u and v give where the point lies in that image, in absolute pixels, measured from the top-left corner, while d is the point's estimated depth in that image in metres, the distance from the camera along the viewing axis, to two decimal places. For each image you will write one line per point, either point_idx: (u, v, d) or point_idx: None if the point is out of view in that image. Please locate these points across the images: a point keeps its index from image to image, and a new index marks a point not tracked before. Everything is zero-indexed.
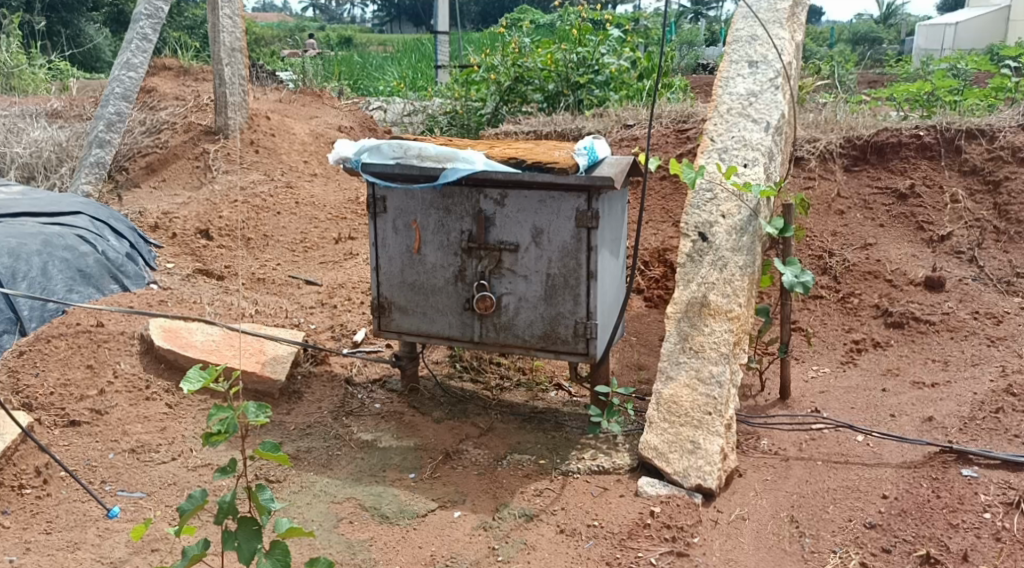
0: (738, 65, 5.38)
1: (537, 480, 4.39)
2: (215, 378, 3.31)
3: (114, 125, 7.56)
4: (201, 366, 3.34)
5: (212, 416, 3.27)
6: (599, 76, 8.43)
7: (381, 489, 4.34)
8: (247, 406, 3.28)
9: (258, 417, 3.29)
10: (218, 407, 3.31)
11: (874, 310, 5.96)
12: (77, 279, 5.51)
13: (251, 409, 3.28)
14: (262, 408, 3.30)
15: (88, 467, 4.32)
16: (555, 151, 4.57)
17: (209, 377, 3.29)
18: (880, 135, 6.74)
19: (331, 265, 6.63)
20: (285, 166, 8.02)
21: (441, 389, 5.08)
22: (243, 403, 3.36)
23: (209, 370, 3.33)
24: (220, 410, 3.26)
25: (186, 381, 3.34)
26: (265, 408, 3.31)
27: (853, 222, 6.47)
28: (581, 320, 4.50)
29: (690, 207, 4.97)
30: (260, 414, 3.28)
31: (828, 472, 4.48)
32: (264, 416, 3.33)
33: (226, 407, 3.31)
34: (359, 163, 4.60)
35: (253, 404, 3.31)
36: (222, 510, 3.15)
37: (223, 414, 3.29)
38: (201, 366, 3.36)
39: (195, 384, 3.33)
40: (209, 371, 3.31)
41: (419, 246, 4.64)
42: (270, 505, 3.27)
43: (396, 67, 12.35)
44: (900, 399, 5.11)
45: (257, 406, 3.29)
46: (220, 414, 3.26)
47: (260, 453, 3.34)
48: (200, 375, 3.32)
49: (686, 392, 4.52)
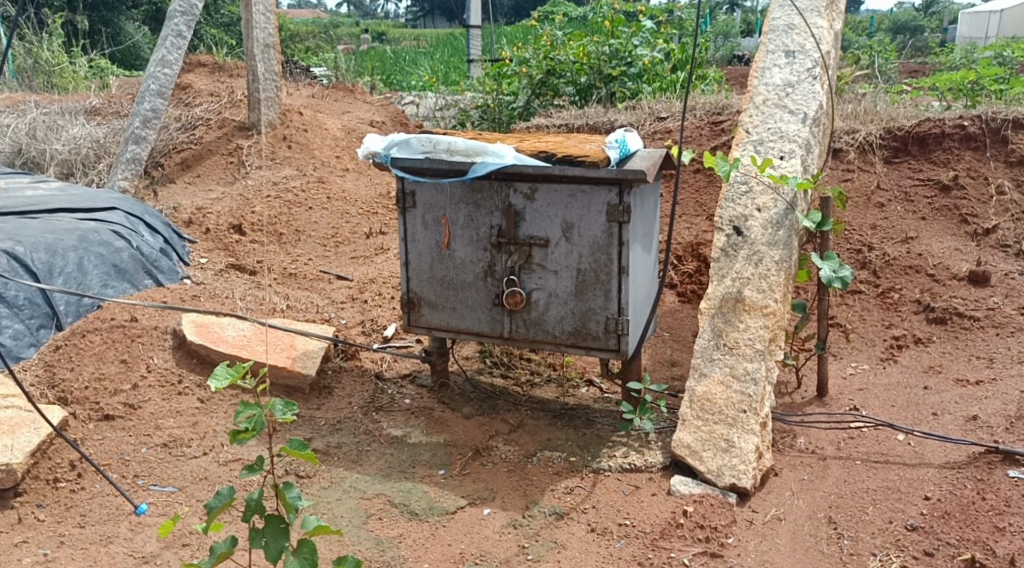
0: (774, 55, 5.27)
1: (568, 478, 4.33)
2: (243, 376, 3.27)
3: (150, 121, 7.58)
4: (229, 363, 3.31)
5: (239, 413, 3.23)
6: (632, 68, 8.34)
7: (410, 486, 4.29)
8: (275, 402, 3.24)
9: (286, 414, 3.24)
10: (245, 405, 3.26)
11: (915, 306, 5.84)
12: (112, 274, 5.52)
13: (278, 407, 3.23)
14: (290, 405, 3.26)
15: (121, 462, 4.31)
16: (586, 144, 4.49)
17: (236, 374, 3.25)
18: (922, 125, 6.58)
19: (362, 260, 6.62)
20: (317, 161, 8.01)
21: (471, 385, 5.03)
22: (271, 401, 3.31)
23: (237, 367, 3.29)
24: (248, 407, 3.22)
25: (214, 377, 3.30)
26: (293, 405, 3.26)
27: (894, 215, 6.33)
28: (612, 316, 4.42)
29: (724, 200, 4.87)
30: (288, 411, 3.24)
31: (867, 472, 4.39)
32: (291, 414, 3.28)
33: (253, 405, 3.26)
34: (388, 158, 4.56)
35: (280, 401, 3.27)
36: (249, 507, 3.10)
37: (250, 411, 3.25)
38: (229, 363, 3.33)
39: (223, 381, 3.29)
40: (237, 368, 3.27)
41: (448, 241, 4.59)
42: (298, 503, 3.19)
43: (429, 61, 12.31)
44: (942, 397, 5.00)
45: (284, 403, 3.25)
46: (247, 411, 3.21)
47: (288, 450, 3.28)
48: (227, 372, 3.28)
49: (720, 390, 4.43)
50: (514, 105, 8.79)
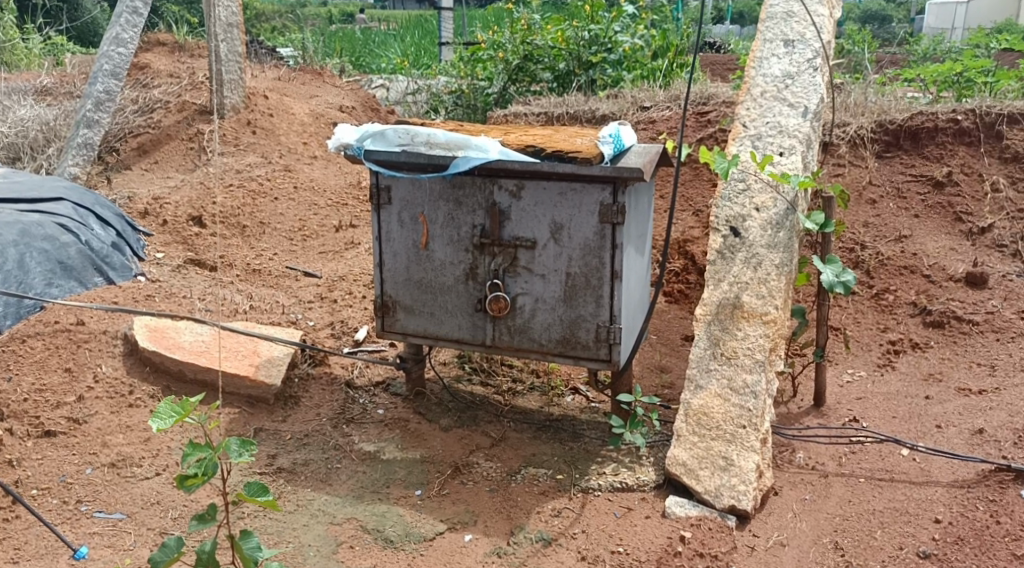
0: (772, 45, 4.98)
1: (555, 498, 4.02)
2: (190, 414, 3.01)
3: (103, 103, 7.15)
4: (173, 399, 3.02)
5: (188, 455, 2.95)
6: (612, 55, 7.98)
7: (384, 508, 3.97)
8: (229, 442, 3.01)
9: (241, 455, 3.02)
10: (193, 446, 2.98)
11: (911, 308, 5.58)
12: (58, 272, 5.15)
13: (233, 448, 3.01)
14: (246, 443, 3.04)
15: (62, 485, 3.94)
16: (576, 138, 4.17)
17: (183, 412, 2.97)
18: (915, 119, 6.30)
19: (332, 255, 6.26)
20: (283, 148, 7.62)
21: (449, 394, 4.71)
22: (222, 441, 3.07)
23: (181, 404, 3.02)
24: (198, 450, 2.94)
25: (154, 417, 3.00)
26: (249, 444, 3.04)
27: (886, 213, 6.05)
28: (603, 324, 4.11)
29: (721, 199, 4.58)
30: (244, 452, 3.02)
31: (872, 491, 4.13)
32: (246, 456, 3.05)
33: (202, 447, 2.98)
34: (361, 150, 4.20)
35: (234, 441, 3.04)
36: (200, 561, 2.87)
37: (199, 453, 2.98)
38: (170, 400, 3.04)
39: (166, 421, 2.99)
40: (184, 406, 2.99)
41: (427, 241, 4.26)
42: (256, 555, 2.99)
43: (399, 43, 11.87)
44: (945, 408, 4.75)
45: (240, 442, 3.03)
46: (197, 454, 2.94)
47: (245, 497, 3.00)
48: (172, 410, 2.99)
49: (718, 403, 4.14)
50: (489, 90, 8.56)
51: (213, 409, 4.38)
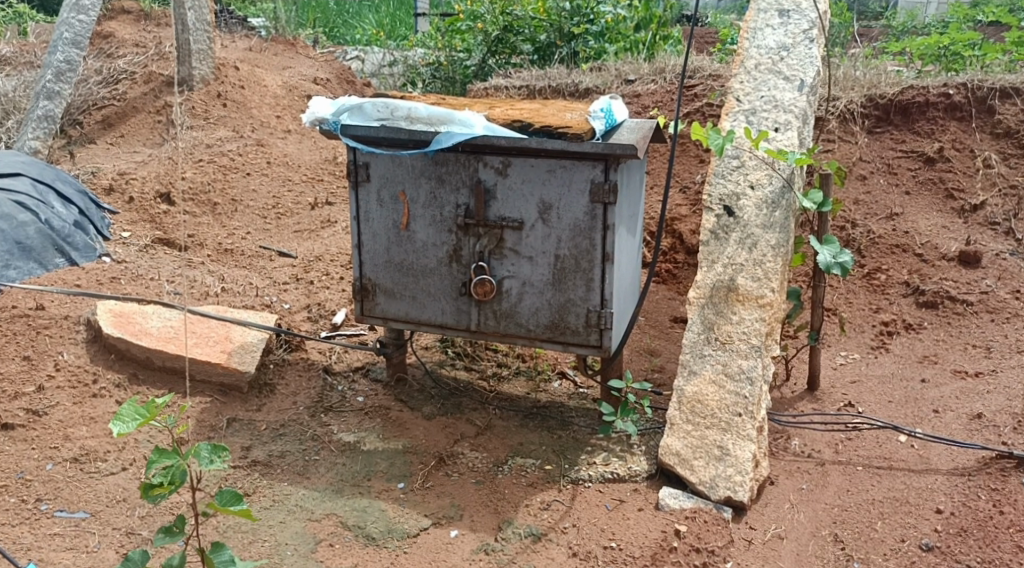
0: (766, 15, 4.79)
1: (544, 490, 3.86)
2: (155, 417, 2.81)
3: (64, 74, 6.87)
4: (137, 400, 2.81)
5: (153, 462, 2.75)
6: (594, 26, 7.73)
7: (366, 503, 3.80)
8: (199, 448, 2.83)
9: (212, 462, 2.84)
10: (159, 453, 2.78)
11: (904, 288, 5.33)
12: (16, 253, 4.97)
13: (203, 454, 2.82)
14: (218, 449, 2.85)
15: (21, 482, 3.75)
16: (566, 112, 3.98)
17: (149, 415, 2.77)
18: (905, 94, 5.99)
19: (307, 234, 6.03)
20: (255, 121, 7.36)
21: (432, 380, 4.55)
22: (193, 445, 2.86)
23: (146, 405, 2.81)
24: (164, 457, 2.75)
25: (117, 419, 2.78)
26: (222, 450, 2.85)
27: (877, 190, 5.78)
28: (593, 308, 3.94)
29: (714, 176, 4.39)
30: (216, 459, 2.83)
31: (870, 480, 3.95)
32: (218, 463, 2.85)
33: (170, 452, 2.77)
34: (338, 125, 3.99)
35: (205, 446, 2.87)
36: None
37: (166, 459, 2.76)
38: (134, 399, 2.82)
39: (128, 424, 2.78)
40: (148, 408, 2.79)
41: (408, 221, 4.05)
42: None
43: (375, 13, 11.59)
44: (942, 391, 4.52)
45: (211, 448, 2.85)
46: (163, 461, 2.76)
47: (218, 507, 2.82)
48: (136, 412, 2.78)
49: (713, 390, 3.98)
50: (467, 63, 8.37)
51: (179, 409, 4.20)
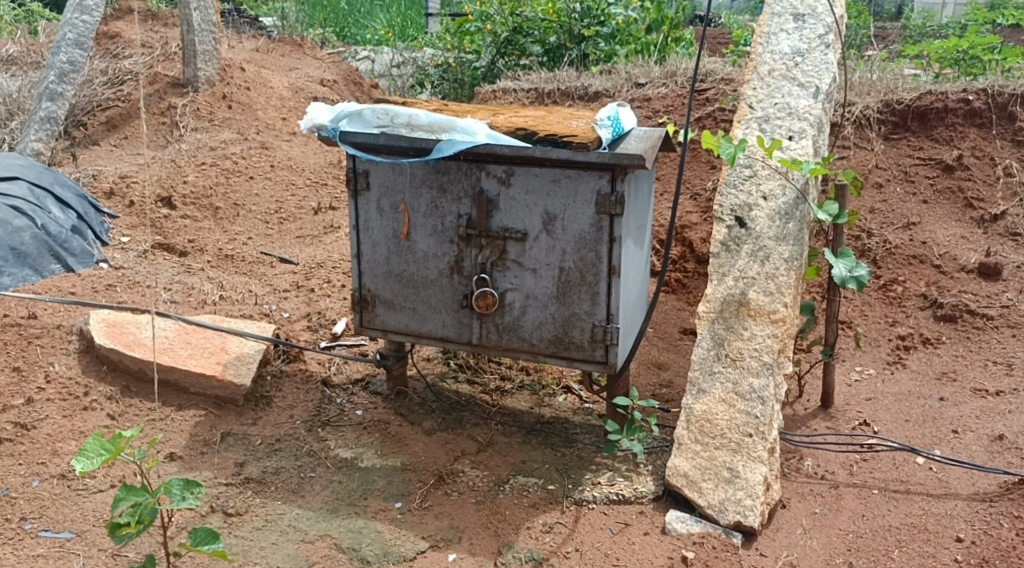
0: (781, 19, 4.64)
1: (546, 512, 3.73)
2: (120, 453, 2.84)
3: (68, 75, 6.76)
4: (102, 436, 2.86)
5: (121, 501, 2.80)
6: (605, 28, 7.59)
7: (361, 524, 3.68)
8: (171, 486, 2.89)
9: (183, 500, 2.89)
10: (126, 490, 2.85)
11: (921, 300, 5.16)
12: (10, 259, 4.87)
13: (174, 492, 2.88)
14: (190, 486, 2.92)
15: (6, 499, 3.66)
16: (572, 120, 3.84)
17: (114, 453, 2.81)
18: (923, 99, 5.82)
19: (310, 239, 5.91)
20: (260, 123, 7.25)
21: (433, 393, 4.42)
22: (163, 483, 2.91)
23: (112, 442, 2.85)
24: (132, 494, 2.82)
25: (82, 456, 2.81)
26: (194, 486, 2.92)
27: (893, 198, 5.60)
28: (599, 323, 3.80)
29: (726, 186, 4.25)
30: (187, 496, 2.89)
31: (887, 505, 3.80)
32: (189, 501, 2.90)
33: (139, 492, 2.82)
34: (336, 132, 3.87)
35: (177, 483, 2.91)
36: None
37: (134, 497, 2.82)
38: (99, 435, 2.86)
39: (92, 460, 2.82)
40: (114, 444, 2.83)
41: (408, 231, 3.92)
42: None
43: (385, 12, 11.46)
44: (961, 410, 4.36)
45: (183, 485, 2.91)
46: (132, 500, 2.81)
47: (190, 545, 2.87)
48: (101, 448, 2.83)
49: (722, 409, 3.84)
50: (476, 64, 8.20)
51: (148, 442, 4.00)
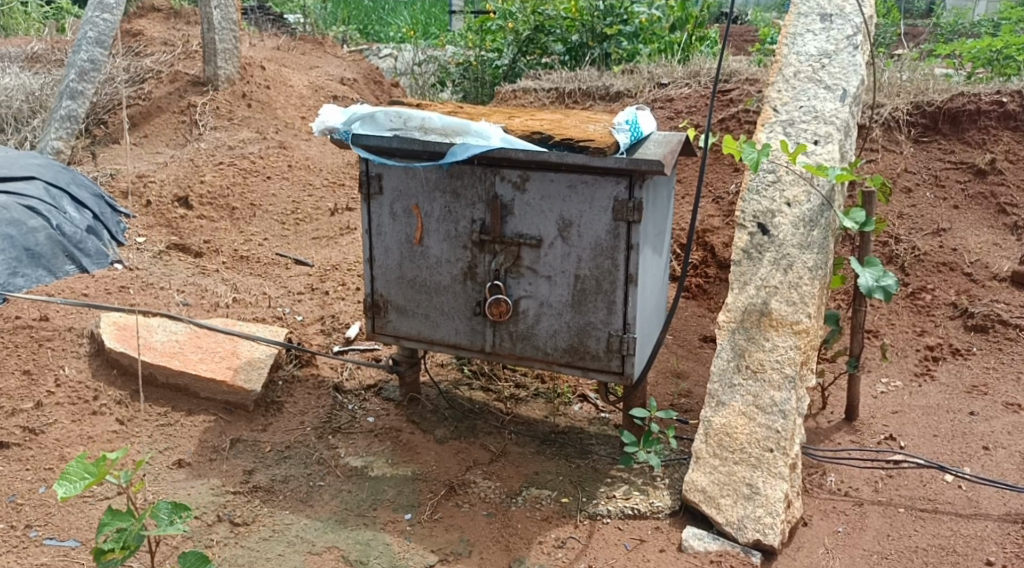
0: (807, 19, 4.52)
1: (559, 526, 3.63)
2: (103, 476, 2.85)
3: (88, 73, 6.71)
4: (85, 459, 2.87)
5: (106, 525, 2.83)
6: (628, 27, 7.47)
7: (370, 535, 3.60)
8: (158, 510, 2.91)
9: (172, 523, 2.91)
10: (112, 514, 2.87)
11: (951, 310, 5.01)
12: (24, 260, 4.82)
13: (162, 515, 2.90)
14: (178, 510, 2.93)
15: (11, 506, 3.61)
16: (589, 124, 3.74)
17: (97, 476, 2.82)
18: (955, 101, 5.64)
19: (326, 241, 5.84)
20: (279, 122, 7.19)
21: (446, 401, 4.33)
22: (150, 507, 2.93)
23: (95, 465, 2.86)
24: (116, 520, 2.84)
25: (64, 482, 2.81)
26: (181, 509, 2.93)
27: (922, 203, 5.44)
28: (615, 333, 3.69)
29: (748, 191, 4.13)
30: (175, 520, 2.91)
31: (913, 525, 3.67)
32: (177, 524, 2.92)
33: (124, 516, 2.85)
34: (348, 134, 3.78)
35: (165, 506, 2.93)
36: None
37: (119, 522, 2.84)
38: (82, 458, 2.87)
39: (75, 484, 2.82)
40: (97, 467, 2.83)
41: (421, 236, 3.84)
42: None
43: (409, 9, 11.40)
44: (992, 426, 4.22)
45: (171, 508, 2.93)
46: (117, 524, 2.83)
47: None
48: (84, 472, 2.83)
49: (742, 423, 3.73)
50: (497, 63, 8.07)
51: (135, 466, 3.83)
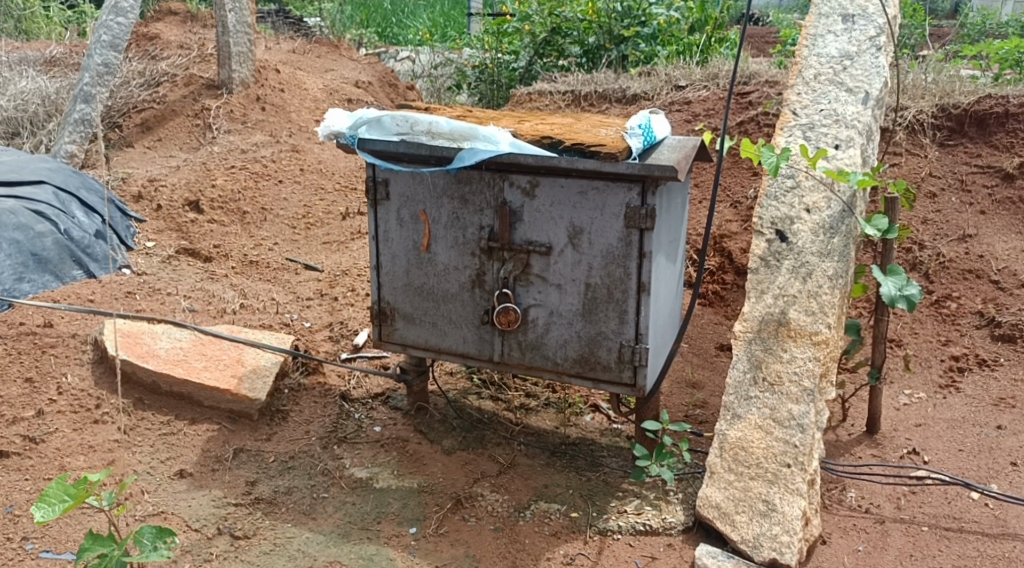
0: (828, 20, 4.39)
1: (568, 542, 3.52)
2: (82, 500, 2.92)
3: (102, 77, 6.65)
4: (65, 481, 2.94)
5: (87, 549, 2.90)
6: (645, 29, 7.37)
7: (373, 550, 3.50)
8: (141, 535, 2.96)
9: (155, 548, 2.96)
10: (94, 538, 2.94)
11: (977, 318, 4.86)
12: (30, 265, 4.76)
13: (144, 540, 2.95)
14: (161, 535, 2.97)
15: (8, 517, 3.54)
16: (600, 128, 3.63)
17: (75, 500, 2.89)
18: (982, 103, 5.47)
19: (336, 246, 5.75)
20: (294, 126, 7.12)
21: (455, 410, 4.23)
22: (134, 531, 2.99)
23: (75, 488, 2.93)
24: (97, 545, 2.91)
25: (43, 505, 2.88)
26: (164, 535, 2.97)
27: (948, 208, 5.29)
28: (627, 343, 3.58)
29: (766, 197, 4.01)
30: (157, 545, 2.95)
31: (937, 544, 3.53)
32: (160, 548, 2.97)
33: (106, 540, 2.92)
34: (355, 139, 3.68)
35: (149, 531, 2.98)
36: None
37: (100, 546, 2.91)
38: (64, 480, 2.95)
39: (53, 507, 2.88)
40: (75, 491, 2.90)
41: (428, 243, 3.73)
42: None
43: (428, 11, 11.36)
44: (1020, 441, 4.07)
45: (154, 534, 2.97)
46: (97, 549, 2.90)
47: None
48: (62, 495, 2.90)
49: (759, 437, 3.60)
50: (514, 65, 7.95)
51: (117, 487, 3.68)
